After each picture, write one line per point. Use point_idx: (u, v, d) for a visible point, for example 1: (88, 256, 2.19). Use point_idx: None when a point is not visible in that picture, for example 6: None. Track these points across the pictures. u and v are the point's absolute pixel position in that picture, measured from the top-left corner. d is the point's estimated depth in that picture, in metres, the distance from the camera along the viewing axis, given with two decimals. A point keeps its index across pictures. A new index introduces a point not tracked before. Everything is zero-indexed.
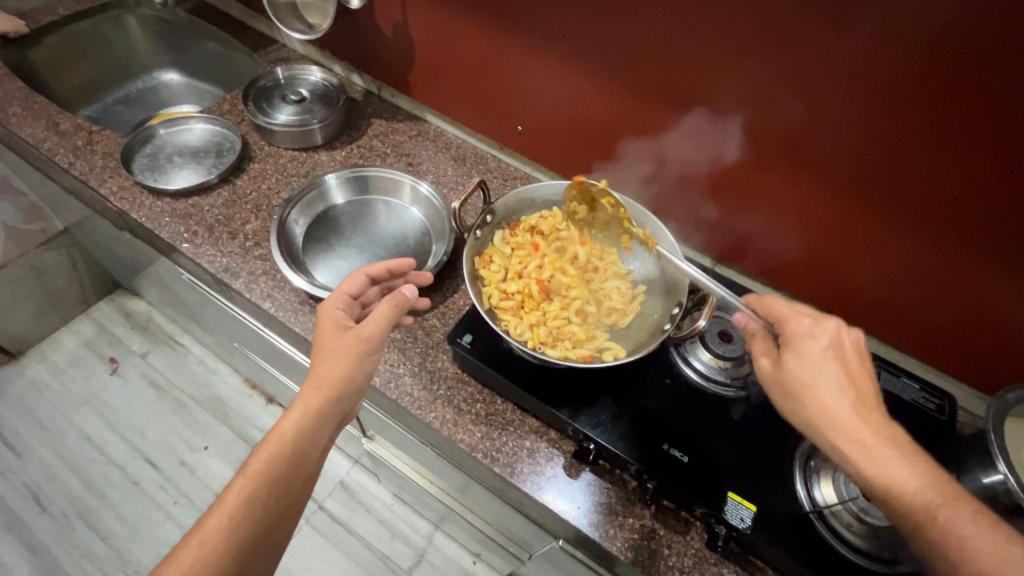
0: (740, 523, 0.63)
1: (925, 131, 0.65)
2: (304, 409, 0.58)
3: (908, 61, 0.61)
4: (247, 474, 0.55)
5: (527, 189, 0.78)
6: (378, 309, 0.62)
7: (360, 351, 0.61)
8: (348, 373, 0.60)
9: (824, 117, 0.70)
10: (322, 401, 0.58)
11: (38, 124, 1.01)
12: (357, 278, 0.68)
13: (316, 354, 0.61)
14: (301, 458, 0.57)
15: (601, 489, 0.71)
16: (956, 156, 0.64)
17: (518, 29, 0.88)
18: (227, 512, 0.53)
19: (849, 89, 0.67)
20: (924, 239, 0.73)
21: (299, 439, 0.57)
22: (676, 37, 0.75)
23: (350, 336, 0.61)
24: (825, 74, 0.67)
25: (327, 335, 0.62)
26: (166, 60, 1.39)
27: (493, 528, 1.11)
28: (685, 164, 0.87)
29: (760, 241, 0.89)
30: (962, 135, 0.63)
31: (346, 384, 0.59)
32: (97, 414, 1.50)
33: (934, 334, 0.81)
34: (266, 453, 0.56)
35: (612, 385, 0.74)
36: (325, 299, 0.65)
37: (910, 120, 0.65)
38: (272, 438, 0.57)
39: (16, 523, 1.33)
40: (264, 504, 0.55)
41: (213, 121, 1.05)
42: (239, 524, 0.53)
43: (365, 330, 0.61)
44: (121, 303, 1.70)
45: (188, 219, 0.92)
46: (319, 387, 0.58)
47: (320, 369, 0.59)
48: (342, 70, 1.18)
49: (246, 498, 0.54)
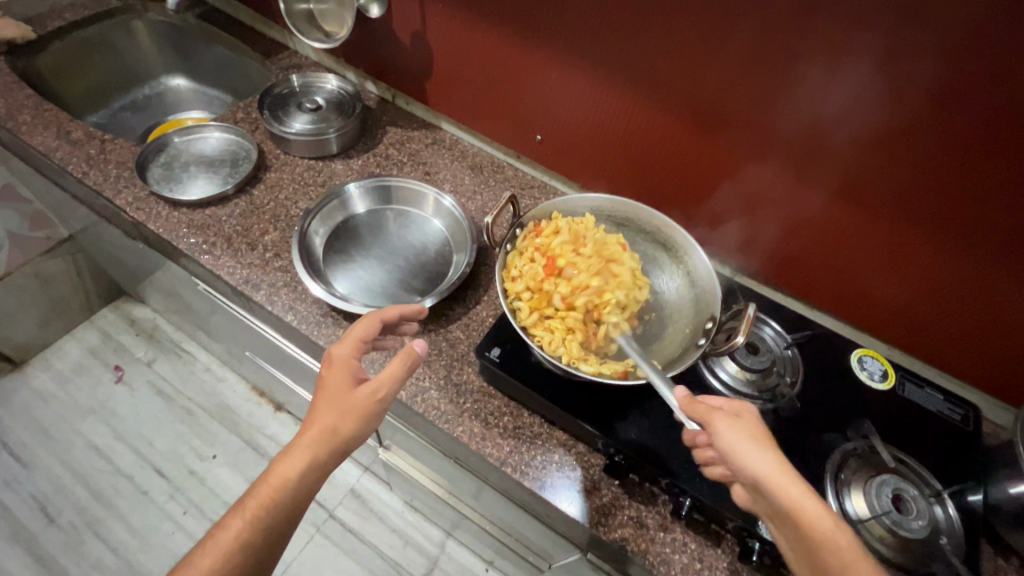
0: (774, 537, 0.63)
1: (950, 147, 0.65)
2: (307, 459, 0.57)
3: (939, 78, 0.61)
4: (245, 518, 0.55)
5: (555, 203, 0.80)
6: (391, 367, 0.60)
7: (368, 411, 0.59)
8: (354, 431, 0.58)
9: (854, 132, 0.70)
10: (326, 455, 0.57)
11: (50, 132, 1.00)
12: (373, 323, 0.65)
13: (323, 401, 0.59)
14: (296, 506, 0.57)
15: (630, 502, 0.71)
16: (988, 172, 0.64)
17: (540, 39, 0.88)
18: (223, 552, 0.54)
19: (875, 103, 0.67)
20: (952, 252, 0.73)
21: (295, 489, 0.57)
22: (698, 50, 0.75)
23: (362, 392, 0.59)
24: (850, 90, 0.67)
25: (338, 384, 0.60)
26: (173, 65, 1.38)
27: (511, 538, 1.10)
28: (707, 176, 0.87)
29: (780, 252, 0.89)
30: (987, 151, 0.63)
31: (350, 442, 0.58)
32: (103, 423, 1.48)
33: (958, 346, 0.81)
34: (264, 497, 0.56)
35: (640, 398, 0.74)
36: (339, 343, 0.62)
37: (934, 136, 0.65)
38: (269, 482, 0.56)
39: (23, 535, 1.31)
40: (258, 549, 0.56)
41: (228, 130, 1.04)
42: (230, 568, 0.54)
43: (378, 390, 0.59)
44: (126, 310, 1.68)
45: (206, 230, 0.91)
46: (324, 441, 0.57)
47: (324, 421, 0.58)
48: (356, 77, 1.17)
49: (242, 542, 0.55)
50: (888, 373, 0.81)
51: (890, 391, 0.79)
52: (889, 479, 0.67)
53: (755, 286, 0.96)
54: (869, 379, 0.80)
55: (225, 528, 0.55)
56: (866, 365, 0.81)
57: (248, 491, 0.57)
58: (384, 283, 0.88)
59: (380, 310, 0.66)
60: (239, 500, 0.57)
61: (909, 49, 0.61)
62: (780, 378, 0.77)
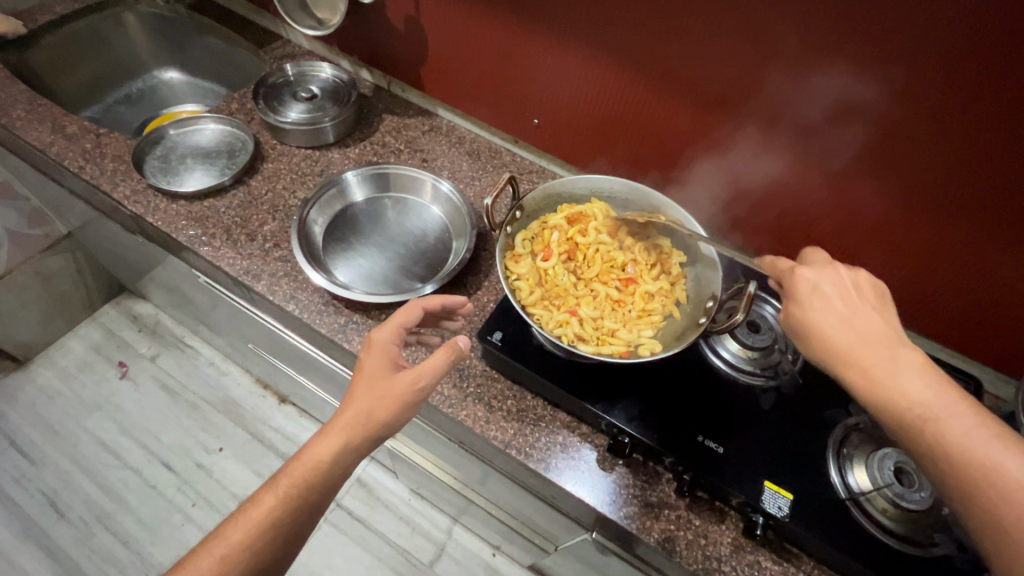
0: (778, 511, 0.64)
1: (932, 114, 0.65)
2: (340, 442, 0.57)
3: (916, 43, 0.61)
4: (277, 495, 0.56)
5: (555, 183, 0.79)
6: (433, 359, 0.59)
7: (406, 400, 0.58)
8: (390, 418, 0.58)
9: (836, 103, 0.70)
10: (360, 439, 0.57)
11: (45, 128, 0.99)
12: (415, 311, 0.65)
13: (361, 385, 0.59)
14: (327, 490, 0.57)
15: (634, 480, 0.71)
16: (972, 136, 0.64)
17: (533, 19, 0.87)
18: (253, 530, 0.55)
19: (855, 70, 0.67)
20: (952, 227, 0.72)
21: (328, 471, 0.57)
22: (680, 23, 0.74)
23: (401, 381, 0.58)
24: (828, 60, 0.67)
25: (378, 369, 0.60)
26: (166, 58, 1.37)
27: (517, 521, 1.11)
28: (701, 155, 0.87)
29: (773, 229, 0.89)
30: (970, 115, 0.63)
31: (384, 430, 0.58)
32: (109, 419, 1.49)
33: (959, 319, 0.81)
34: (297, 477, 0.56)
35: (643, 378, 0.74)
36: (380, 328, 0.63)
37: (915, 103, 0.65)
38: (303, 461, 0.57)
39: (34, 530, 1.33)
40: (287, 527, 0.56)
41: (223, 121, 1.03)
42: (260, 544, 0.55)
43: (418, 380, 0.58)
44: (128, 306, 1.69)
45: (205, 222, 0.91)
46: (360, 425, 0.57)
47: (360, 406, 0.57)
48: (350, 65, 1.16)
49: (272, 520, 0.56)
50: None
51: None
52: (891, 452, 0.68)
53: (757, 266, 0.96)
54: None
55: (256, 504, 0.56)
56: None
57: (283, 469, 0.58)
58: (385, 271, 0.88)
59: (423, 298, 0.66)
60: (273, 476, 0.58)
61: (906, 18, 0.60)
62: (781, 355, 0.77)
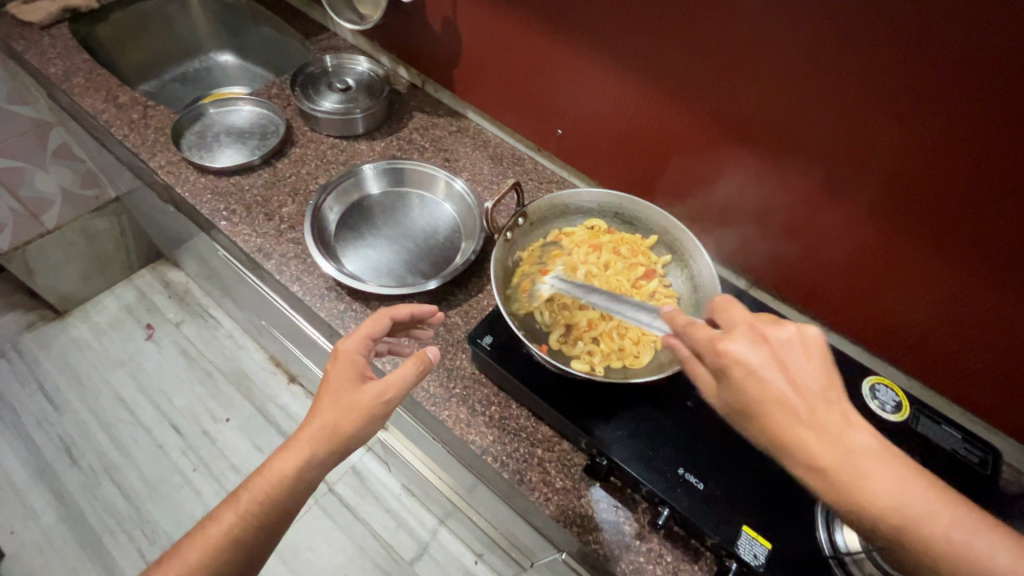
0: (753, 559, 0.60)
1: (937, 145, 0.61)
2: (305, 456, 0.55)
3: (918, 67, 0.58)
4: (238, 512, 0.54)
5: (562, 194, 0.80)
6: (402, 369, 0.59)
7: (372, 413, 0.57)
8: (356, 430, 0.56)
9: (840, 129, 0.68)
10: (325, 453, 0.56)
11: (99, 95, 1.06)
12: (382, 321, 0.64)
13: (326, 398, 0.58)
14: (292, 505, 0.56)
15: (609, 505, 0.69)
16: (981, 170, 0.60)
17: (561, 28, 0.87)
18: (215, 546, 0.54)
19: (857, 97, 0.64)
20: (973, 269, 0.66)
21: (292, 484, 0.55)
22: (685, 37, 0.74)
23: (368, 392, 0.57)
24: (829, 84, 0.65)
25: (343, 381, 0.59)
26: (223, 41, 1.44)
27: (498, 532, 1.09)
28: (717, 176, 0.84)
29: (784, 263, 0.86)
30: (978, 149, 0.59)
31: (350, 444, 0.57)
32: (130, 377, 1.56)
33: (984, 381, 0.74)
34: (260, 493, 0.55)
35: (632, 400, 0.72)
36: (346, 339, 0.62)
37: (920, 132, 0.62)
38: (267, 476, 0.55)
39: (47, 472, 1.40)
40: (249, 544, 0.55)
41: (259, 104, 1.08)
42: (219, 562, 0.53)
43: (385, 392, 0.57)
44: (162, 272, 1.76)
45: (228, 197, 0.94)
46: (324, 440, 0.56)
47: (324, 421, 0.56)
48: (389, 61, 1.19)
49: (234, 537, 0.54)
50: (903, 405, 0.75)
51: (903, 424, 0.74)
52: None
53: (771, 302, 0.92)
54: (880, 409, 0.75)
55: (217, 522, 0.54)
56: (878, 395, 0.76)
57: (243, 485, 0.56)
58: (391, 264, 0.89)
59: (390, 308, 0.66)
60: (233, 492, 0.56)
61: (947, 44, 0.55)
62: None
